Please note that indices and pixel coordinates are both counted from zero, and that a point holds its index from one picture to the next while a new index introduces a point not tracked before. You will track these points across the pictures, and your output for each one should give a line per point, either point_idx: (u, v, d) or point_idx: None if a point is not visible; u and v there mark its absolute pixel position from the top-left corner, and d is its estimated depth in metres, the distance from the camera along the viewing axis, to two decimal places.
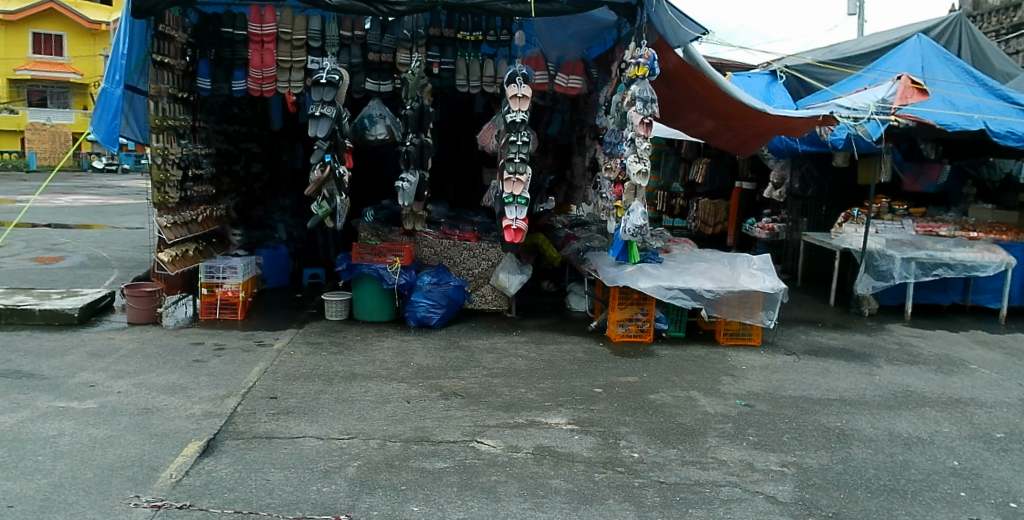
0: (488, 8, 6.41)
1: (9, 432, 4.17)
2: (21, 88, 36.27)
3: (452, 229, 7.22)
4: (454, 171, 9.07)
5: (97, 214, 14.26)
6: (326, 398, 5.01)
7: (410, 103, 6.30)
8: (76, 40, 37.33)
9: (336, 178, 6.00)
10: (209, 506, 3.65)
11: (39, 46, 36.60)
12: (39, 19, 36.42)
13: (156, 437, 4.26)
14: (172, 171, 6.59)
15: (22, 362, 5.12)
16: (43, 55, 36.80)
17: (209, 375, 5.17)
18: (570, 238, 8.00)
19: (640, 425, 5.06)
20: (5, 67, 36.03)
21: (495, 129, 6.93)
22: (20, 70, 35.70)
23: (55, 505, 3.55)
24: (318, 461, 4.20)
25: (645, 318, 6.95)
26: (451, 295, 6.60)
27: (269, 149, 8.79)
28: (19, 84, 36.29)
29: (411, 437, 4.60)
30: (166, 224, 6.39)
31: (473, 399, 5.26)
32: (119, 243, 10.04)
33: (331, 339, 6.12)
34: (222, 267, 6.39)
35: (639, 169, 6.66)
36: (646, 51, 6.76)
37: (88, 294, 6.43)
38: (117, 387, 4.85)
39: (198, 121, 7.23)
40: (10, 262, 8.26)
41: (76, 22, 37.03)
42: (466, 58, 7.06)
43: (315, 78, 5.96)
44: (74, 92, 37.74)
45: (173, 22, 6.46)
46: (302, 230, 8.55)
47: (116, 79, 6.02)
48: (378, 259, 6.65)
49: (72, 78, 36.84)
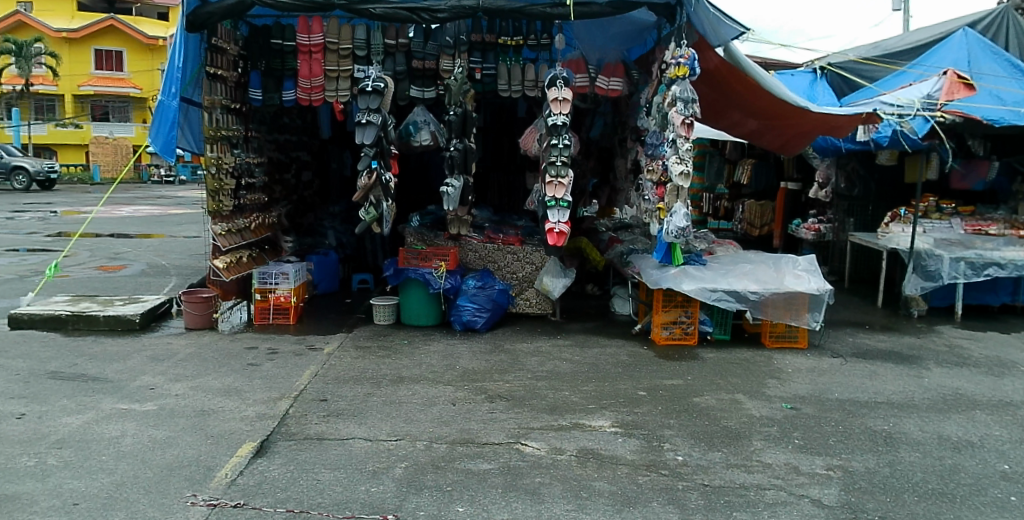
0: (529, 11, 6.46)
1: (75, 433, 4.33)
2: (85, 104, 37.63)
3: (496, 233, 7.27)
4: (497, 175, 9.09)
5: (156, 223, 14.71)
6: (374, 401, 5.12)
7: (452, 109, 6.39)
8: (136, 55, 38.48)
9: (382, 185, 6.05)
10: (261, 506, 3.78)
11: (100, 63, 37.82)
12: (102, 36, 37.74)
13: (212, 437, 4.42)
14: (227, 180, 6.72)
15: (87, 366, 5.28)
16: (104, 71, 38.04)
17: (263, 378, 5.32)
18: (615, 240, 7.94)
19: (684, 428, 5.07)
20: (70, 82, 37.34)
21: (537, 133, 7.01)
22: (85, 87, 36.96)
23: (118, 503, 3.71)
24: (367, 461, 4.33)
25: (690, 321, 6.93)
26: (496, 298, 6.66)
27: (319, 157, 8.98)
28: (83, 99, 37.70)
29: (457, 439, 4.69)
30: (221, 231, 6.60)
31: (518, 402, 5.33)
32: (177, 252, 10.29)
33: (379, 344, 6.21)
34: (274, 273, 6.51)
35: (681, 170, 6.66)
36: (687, 51, 6.76)
37: (148, 300, 6.61)
38: (174, 390, 5.00)
39: (250, 130, 7.37)
40: (76, 271, 8.56)
41: (135, 39, 38.21)
42: (507, 63, 7.07)
43: (362, 86, 5.98)
44: (134, 106, 38.97)
45: (226, 35, 6.67)
46: (352, 237, 8.66)
47: (173, 92, 6.13)
48: (425, 264, 6.75)
49: (132, 92, 37.98)
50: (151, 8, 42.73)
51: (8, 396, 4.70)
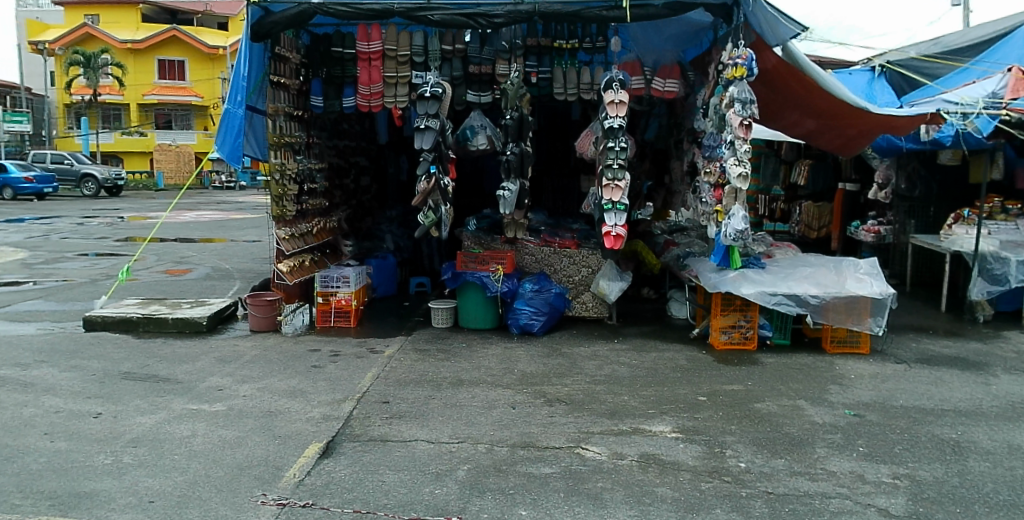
0: (584, 14, 6.44)
1: (149, 432, 4.43)
2: (149, 113, 38.92)
3: (553, 237, 7.22)
4: (552, 179, 9.06)
5: (219, 228, 15.05)
6: (435, 403, 5.13)
7: (509, 113, 6.38)
8: (196, 64, 39.46)
9: (441, 189, 6.07)
10: (329, 506, 3.82)
11: (163, 72, 39.01)
12: (166, 46, 39.04)
13: (279, 438, 4.48)
14: (290, 185, 6.83)
15: (157, 367, 5.41)
16: (167, 80, 39.21)
17: (327, 380, 5.38)
18: (671, 244, 7.86)
19: (746, 434, 4.96)
20: (134, 92, 38.65)
21: (592, 136, 6.99)
22: (151, 96, 38.27)
23: (191, 501, 3.78)
24: (430, 463, 4.34)
25: (749, 325, 6.79)
26: (553, 302, 6.62)
27: (376, 163, 9.03)
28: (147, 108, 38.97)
29: (518, 442, 4.68)
30: (284, 236, 6.66)
31: (577, 406, 5.29)
32: (240, 256, 10.50)
33: (438, 347, 6.23)
34: (335, 277, 6.56)
35: (740, 172, 6.56)
36: (744, 51, 6.65)
37: (215, 303, 6.76)
38: (241, 392, 5.09)
39: (311, 137, 7.48)
40: (145, 275, 8.81)
41: (195, 48, 39.25)
42: (563, 66, 7.07)
43: (420, 92, 6.05)
44: (196, 114, 40.03)
45: (287, 44, 6.82)
46: (409, 241, 8.55)
47: (238, 100, 6.26)
48: (482, 267, 6.75)
49: (194, 101, 39.09)
50: (211, 18, 43.87)
51: (85, 395, 4.85)
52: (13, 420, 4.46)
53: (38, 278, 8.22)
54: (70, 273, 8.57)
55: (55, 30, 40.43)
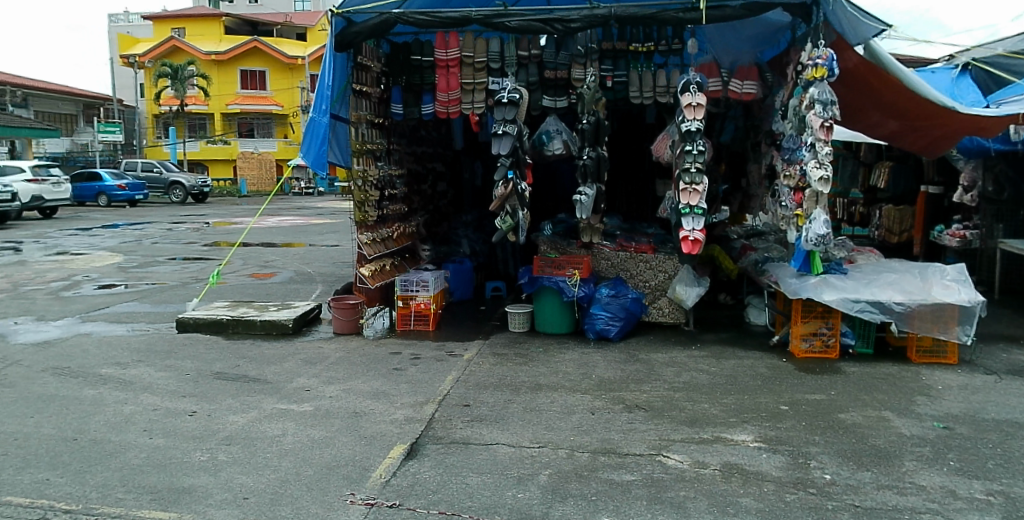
0: (661, 17, 6.37)
1: (242, 430, 4.57)
2: (233, 122, 40.44)
3: (629, 241, 7.09)
4: (627, 183, 8.95)
5: (299, 233, 15.44)
6: (515, 407, 5.14)
7: (585, 117, 6.36)
8: (278, 74, 41.04)
9: (518, 194, 6.08)
10: (416, 506, 3.86)
11: (246, 82, 40.69)
12: (248, 57, 40.73)
13: (365, 438, 4.56)
14: (372, 191, 6.93)
15: (248, 367, 5.57)
16: (249, 90, 40.80)
17: (409, 382, 5.46)
18: (749, 248, 7.73)
19: (831, 445, 4.81)
20: (219, 101, 40.22)
21: (669, 139, 6.94)
22: (235, 105, 39.75)
23: (284, 499, 3.87)
24: (513, 467, 4.35)
25: (831, 333, 6.59)
26: (629, 307, 6.57)
27: (451, 168, 9.11)
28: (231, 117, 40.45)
29: (599, 448, 4.65)
30: (367, 240, 6.85)
31: (657, 413, 5.23)
32: (321, 260, 10.77)
33: (516, 351, 6.24)
34: (415, 281, 6.66)
35: (820, 175, 6.39)
36: (825, 51, 6.47)
37: (300, 306, 6.93)
38: (328, 392, 5.20)
39: (391, 144, 7.58)
40: (232, 278, 9.11)
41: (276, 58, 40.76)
42: (639, 69, 7.03)
43: (498, 98, 6.08)
44: (277, 123, 41.21)
45: (369, 54, 6.96)
46: (484, 245, 8.64)
47: (322, 108, 6.47)
48: (559, 272, 6.74)
49: (273, 110, 40.25)
50: (290, 29, 45.11)
51: (180, 394, 5.03)
52: (115, 416, 4.66)
53: (135, 281, 8.60)
54: (163, 276, 8.94)
55: (145, 44, 42.32)
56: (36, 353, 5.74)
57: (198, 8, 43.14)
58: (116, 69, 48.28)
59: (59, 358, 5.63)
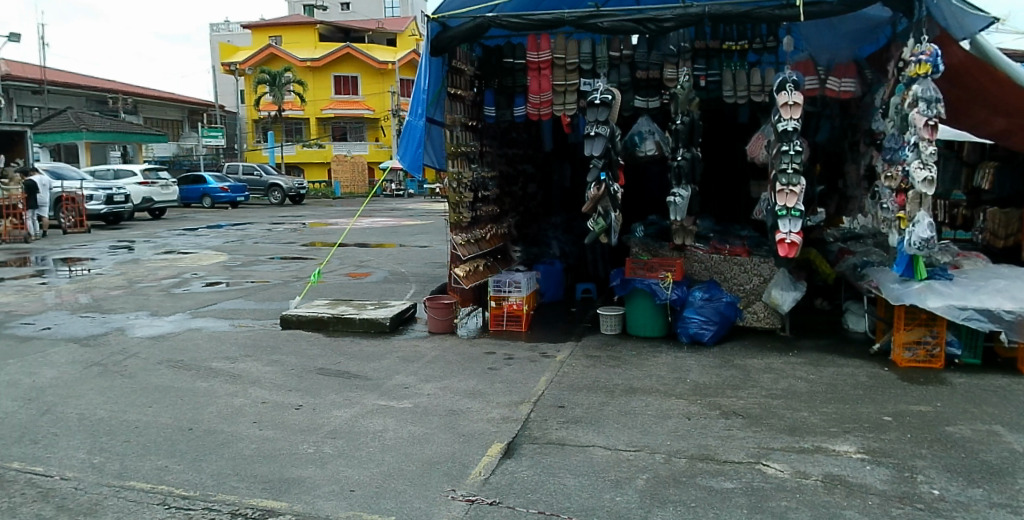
0: (756, 15, 6.20)
1: (346, 424, 4.70)
2: (325, 125, 41.87)
3: (723, 243, 7.01)
4: (719, 185, 8.83)
5: (393, 234, 15.79)
6: (610, 410, 5.12)
7: (680, 118, 6.29)
8: (369, 79, 42.18)
9: (611, 196, 6.06)
10: (515, 505, 3.88)
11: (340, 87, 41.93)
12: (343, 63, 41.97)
13: (463, 436, 4.62)
14: (466, 193, 7.02)
15: (349, 364, 5.73)
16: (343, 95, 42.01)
17: (503, 382, 5.50)
18: (846, 252, 7.50)
19: (938, 459, 4.58)
20: (314, 106, 41.61)
21: (764, 139, 6.84)
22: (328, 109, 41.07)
23: (388, 492, 3.94)
24: (610, 470, 4.32)
25: (936, 342, 6.27)
26: (724, 311, 6.44)
27: (541, 170, 9.11)
28: (325, 122, 41.91)
29: (696, 454, 4.57)
30: (461, 241, 6.93)
31: (755, 420, 5.10)
32: (413, 260, 10.98)
33: (608, 354, 6.21)
34: (507, 282, 6.74)
35: (925, 176, 6.11)
36: (929, 47, 6.19)
37: (396, 305, 7.08)
38: (426, 390, 5.29)
39: (484, 146, 7.65)
40: (329, 276, 9.42)
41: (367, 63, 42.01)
42: (732, 68, 6.89)
43: (590, 99, 6.08)
44: (369, 126, 42.41)
45: (463, 57, 7.07)
46: (574, 246, 8.60)
47: (419, 112, 6.50)
48: (651, 274, 6.71)
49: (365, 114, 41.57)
50: (378, 34, 46.14)
51: (286, 388, 5.22)
52: (226, 408, 4.86)
53: (239, 279, 8.98)
54: (265, 274, 9.30)
55: (245, 52, 43.98)
56: (152, 346, 6.08)
57: (292, 17, 44.70)
58: (219, 78, 50.66)
59: (172, 351, 5.93)
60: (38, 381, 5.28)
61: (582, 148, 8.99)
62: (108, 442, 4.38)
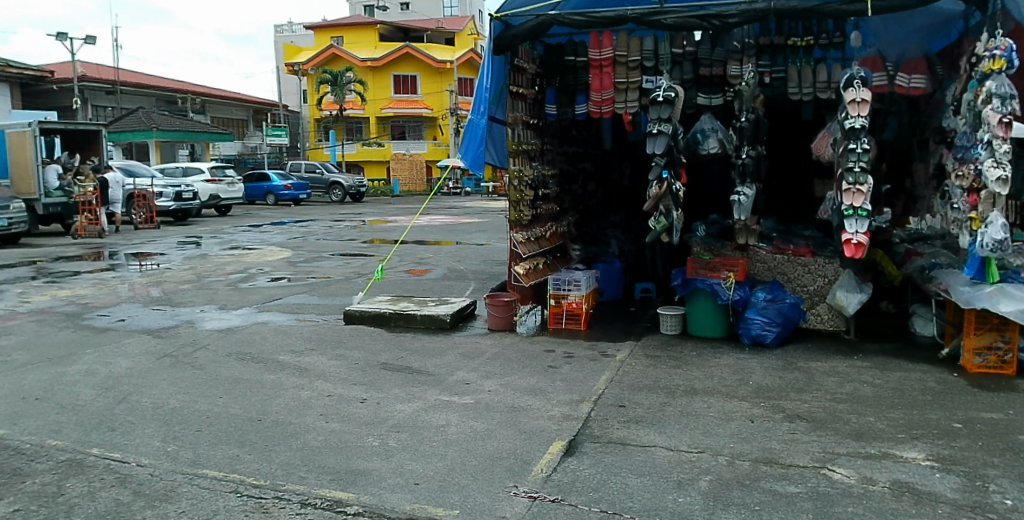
0: (823, 10, 6.05)
1: (409, 418, 4.76)
2: (386, 125, 42.53)
3: (786, 244, 6.87)
4: (781, 184, 8.69)
5: (453, 232, 15.93)
6: (671, 410, 5.07)
7: (744, 115, 6.34)
8: (428, 79, 42.91)
9: (673, 194, 6.01)
10: (577, 503, 3.85)
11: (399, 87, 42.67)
12: (403, 63, 42.65)
13: (525, 433, 4.63)
14: (527, 191, 7.04)
15: (411, 359, 5.81)
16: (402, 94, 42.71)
17: (563, 380, 5.50)
18: (913, 255, 7.26)
19: (1013, 469, 4.34)
20: (374, 106, 42.50)
21: (830, 137, 6.69)
22: (388, 109, 41.75)
23: (451, 486, 3.97)
24: (672, 471, 4.26)
25: (1007, 348, 5.99)
26: (787, 312, 6.33)
27: (601, 168, 9.07)
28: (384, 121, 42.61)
29: (759, 457, 4.48)
30: (521, 239, 6.94)
31: (820, 424, 4.97)
32: (473, 258, 11.06)
33: (668, 354, 6.16)
34: (567, 280, 6.71)
35: (998, 176, 5.85)
36: (1004, 41, 5.92)
37: (456, 302, 7.15)
38: (487, 386, 5.32)
39: (544, 144, 7.65)
40: (391, 273, 9.58)
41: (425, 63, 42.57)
42: (797, 64, 6.75)
43: (653, 97, 6.01)
44: (427, 125, 42.99)
45: (526, 56, 7.14)
46: (633, 245, 8.64)
47: (481, 111, 6.62)
48: (713, 274, 6.61)
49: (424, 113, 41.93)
50: (438, 34, 46.67)
51: (351, 382, 5.31)
52: (294, 400, 4.97)
53: (302, 275, 9.16)
54: (329, 270, 9.50)
55: (308, 52, 45.10)
56: (221, 338, 6.26)
57: (354, 18, 45.62)
58: (283, 77, 51.92)
59: (240, 344, 6.11)
60: (114, 371, 5.48)
61: (641, 146, 8.98)
62: (181, 430, 4.52)
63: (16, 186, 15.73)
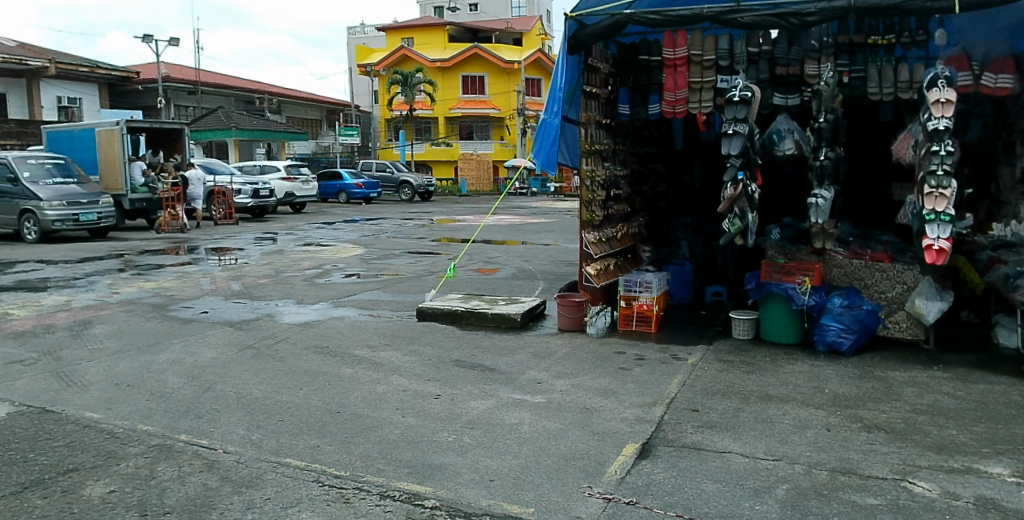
0: (906, 8, 5.86)
1: (484, 416, 4.81)
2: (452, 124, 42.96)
3: (864, 248, 6.71)
4: (858, 187, 8.46)
5: (521, 231, 15.99)
6: (746, 416, 5.00)
7: (823, 115, 6.26)
8: (495, 79, 43.16)
9: (748, 196, 5.99)
10: (653, 506, 3.82)
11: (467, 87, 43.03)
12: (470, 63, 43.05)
13: (598, 434, 4.63)
14: (599, 191, 7.07)
15: (483, 357, 5.87)
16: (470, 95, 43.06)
17: (635, 382, 5.48)
18: (996, 261, 6.86)
19: None
20: (444, 106, 42.97)
21: (911, 139, 6.51)
22: (456, 109, 42.25)
23: (526, 484, 3.99)
24: (748, 477, 4.18)
25: None
26: (864, 319, 6.17)
27: (672, 169, 9.00)
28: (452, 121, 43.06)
29: (837, 467, 4.35)
30: (593, 240, 6.95)
31: (900, 435, 4.80)
32: (541, 258, 11.11)
33: (741, 359, 6.07)
34: (638, 282, 6.70)
35: None
36: None
37: (526, 301, 7.20)
38: (559, 386, 5.35)
39: (617, 144, 7.64)
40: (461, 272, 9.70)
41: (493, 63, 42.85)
42: (878, 64, 6.59)
43: (729, 97, 5.95)
44: (495, 125, 43.22)
45: (599, 55, 7.18)
46: (704, 247, 8.47)
47: (554, 110, 6.65)
48: (787, 278, 6.52)
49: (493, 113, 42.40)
50: (506, 34, 46.96)
51: (425, 378, 5.40)
52: (371, 394, 5.08)
53: (373, 272, 9.35)
54: (401, 267, 9.67)
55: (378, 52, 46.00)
56: (300, 331, 6.45)
57: (423, 19, 46.30)
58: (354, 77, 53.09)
59: (318, 337, 6.27)
60: (199, 360, 5.70)
61: (712, 146, 8.86)
62: (264, 420, 4.67)
63: (104, 182, 16.52)
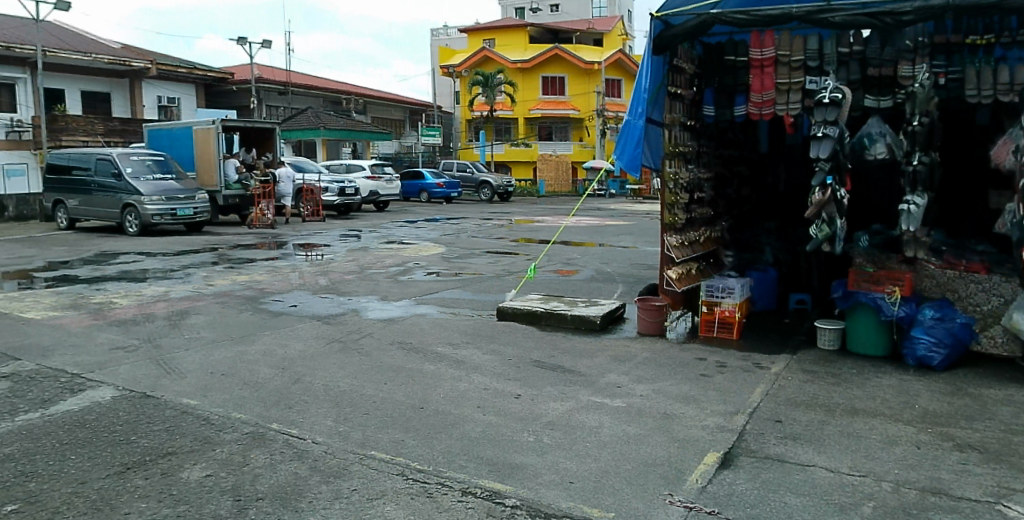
0: (1009, 5, 5.55)
1: (564, 417, 4.84)
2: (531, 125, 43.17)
3: (958, 259, 6.40)
4: (956, 193, 8.04)
5: (603, 233, 15.92)
6: (831, 429, 4.86)
7: (917, 119, 6.07)
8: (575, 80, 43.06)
9: (837, 201, 5.86)
10: (734, 517, 3.76)
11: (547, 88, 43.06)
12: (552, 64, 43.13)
13: (678, 441, 4.59)
14: (682, 193, 6.99)
15: (563, 358, 5.90)
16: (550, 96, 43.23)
17: (716, 390, 5.40)
18: None
19: None
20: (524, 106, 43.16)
21: (1012, 144, 6.16)
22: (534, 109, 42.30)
23: (605, 488, 3.99)
24: (832, 493, 4.06)
25: None
26: (956, 333, 5.89)
27: (756, 172, 8.76)
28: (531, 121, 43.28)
29: (927, 486, 4.15)
30: (675, 243, 6.83)
31: (996, 455, 4.54)
32: (621, 260, 11.07)
33: (826, 370, 5.91)
34: (720, 287, 6.58)
35: None
36: None
37: (606, 304, 7.21)
38: (639, 391, 5.33)
39: (700, 147, 7.50)
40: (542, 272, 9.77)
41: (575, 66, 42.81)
42: (976, 65, 6.26)
43: (819, 98, 5.76)
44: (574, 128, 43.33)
45: (685, 56, 7.12)
46: (790, 253, 8.17)
47: (639, 112, 6.61)
48: (876, 288, 6.31)
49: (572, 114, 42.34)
50: (586, 34, 46.81)
51: (506, 377, 5.47)
52: (453, 391, 5.17)
53: (455, 270, 9.50)
54: (483, 267, 9.80)
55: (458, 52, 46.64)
56: (384, 327, 6.63)
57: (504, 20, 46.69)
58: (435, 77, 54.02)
59: (402, 334, 6.43)
60: (289, 352, 5.93)
61: (800, 148, 8.39)
62: (350, 412, 4.82)
63: (200, 178, 17.33)
